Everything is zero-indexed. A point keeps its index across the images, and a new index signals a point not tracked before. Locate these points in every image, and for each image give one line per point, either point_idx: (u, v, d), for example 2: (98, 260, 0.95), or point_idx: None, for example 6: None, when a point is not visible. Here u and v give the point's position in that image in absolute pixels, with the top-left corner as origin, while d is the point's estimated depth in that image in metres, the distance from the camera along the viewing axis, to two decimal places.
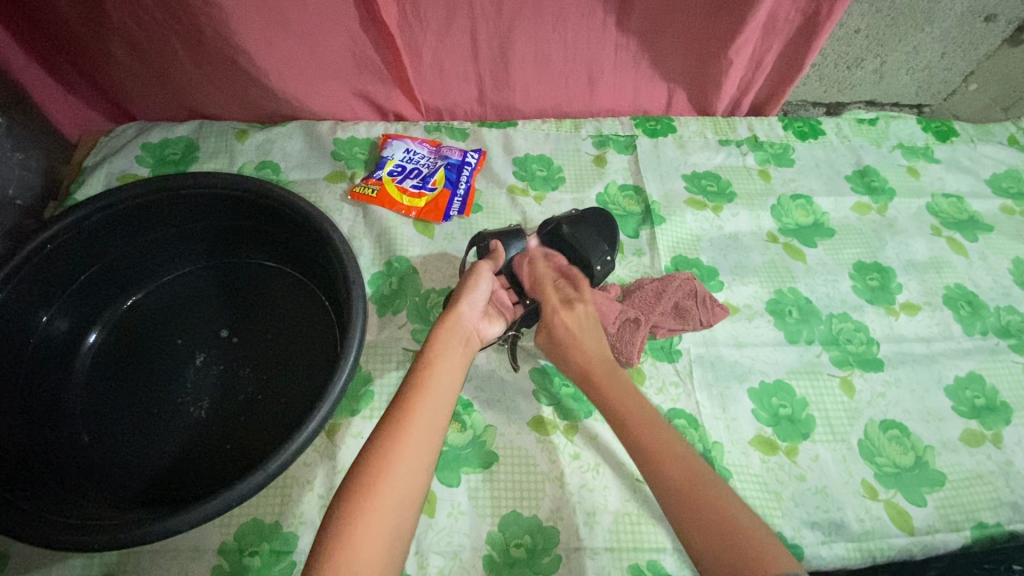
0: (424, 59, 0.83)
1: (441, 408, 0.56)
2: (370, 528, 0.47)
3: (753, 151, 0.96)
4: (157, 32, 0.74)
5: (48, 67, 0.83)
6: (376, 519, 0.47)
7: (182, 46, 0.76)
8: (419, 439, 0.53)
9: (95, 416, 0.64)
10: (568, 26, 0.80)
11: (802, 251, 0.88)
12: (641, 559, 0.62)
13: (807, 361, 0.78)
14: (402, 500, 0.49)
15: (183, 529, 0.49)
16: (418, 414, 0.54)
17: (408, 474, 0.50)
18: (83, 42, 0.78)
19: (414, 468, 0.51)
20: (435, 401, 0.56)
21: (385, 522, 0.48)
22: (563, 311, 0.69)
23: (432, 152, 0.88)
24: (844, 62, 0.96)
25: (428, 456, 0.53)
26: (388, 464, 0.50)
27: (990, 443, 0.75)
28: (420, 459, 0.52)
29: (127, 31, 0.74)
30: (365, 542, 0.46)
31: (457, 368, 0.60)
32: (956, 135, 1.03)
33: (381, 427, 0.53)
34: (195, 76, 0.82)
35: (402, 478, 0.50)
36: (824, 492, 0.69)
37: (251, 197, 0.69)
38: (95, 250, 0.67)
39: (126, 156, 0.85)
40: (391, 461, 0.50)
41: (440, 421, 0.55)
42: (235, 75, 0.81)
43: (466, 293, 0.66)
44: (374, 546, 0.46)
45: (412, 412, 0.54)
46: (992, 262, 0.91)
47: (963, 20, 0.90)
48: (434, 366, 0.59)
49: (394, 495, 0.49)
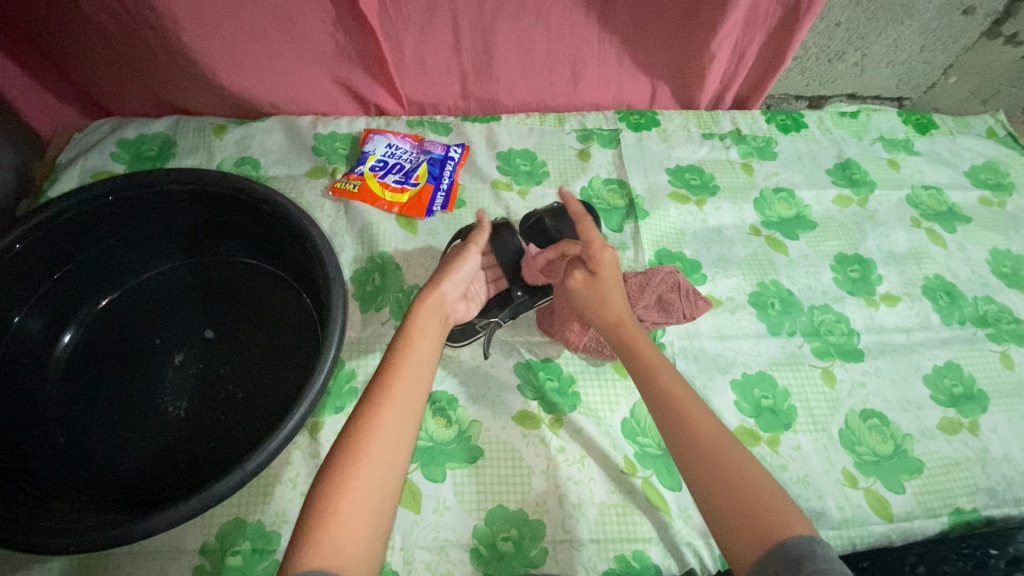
0: (405, 53, 0.83)
1: (423, 379, 0.53)
2: (354, 506, 0.44)
3: (736, 144, 0.97)
4: (129, 24, 0.72)
5: (18, 60, 0.81)
6: (360, 496, 0.45)
7: (157, 38, 0.75)
8: (399, 411, 0.50)
9: (70, 418, 0.63)
10: (551, 17, 0.80)
11: (784, 244, 0.88)
12: (626, 549, 0.62)
13: (789, 352, 0.78)
14: (386, 475, 0.47)
15: (159, 530, 0.48)
16: (395, 388, 0.51)
17: (390, 447, 0.48)
18: (55, 33, 0.76)
19: (396, 441, 0.48)
20: (415, 373, 0.53)
21: (369, 499, 0.45)
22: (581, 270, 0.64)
23: (414, 147, 0.87)
24: (825, 55, 0.97)
25: (411, 425, 0.50)
26: (369, 438, 0.48)
27: (967, 430, 0.76)
28: (403, 431, 0.49)
29: (99, 23, 0.73)
30: (350, 520, 0.44)
31: (437, 341, 0.59)
32: (936, 127, 1.05)
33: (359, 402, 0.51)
34: (172, 70, 0.81)
35: (386, 451, 0.47)
36: (805, 481, 0.70)
37: (229, 193, 0.68)
38: (66, 249, 0.66)
39: (102, 152, 0.83)
40: (371, 438, 0.48)
41: (421, 392, 0.53)
42: (215, 68, 0.80)
43: (450, 273, 0.65)
44: (361, 524, 0.44)
45: (390, 387, 0.51)
46: (970, 253, 0.92)
47: (943, 13, 0.91)
48: (410, 340, 0.56)
49: (379, 468, 0.47)
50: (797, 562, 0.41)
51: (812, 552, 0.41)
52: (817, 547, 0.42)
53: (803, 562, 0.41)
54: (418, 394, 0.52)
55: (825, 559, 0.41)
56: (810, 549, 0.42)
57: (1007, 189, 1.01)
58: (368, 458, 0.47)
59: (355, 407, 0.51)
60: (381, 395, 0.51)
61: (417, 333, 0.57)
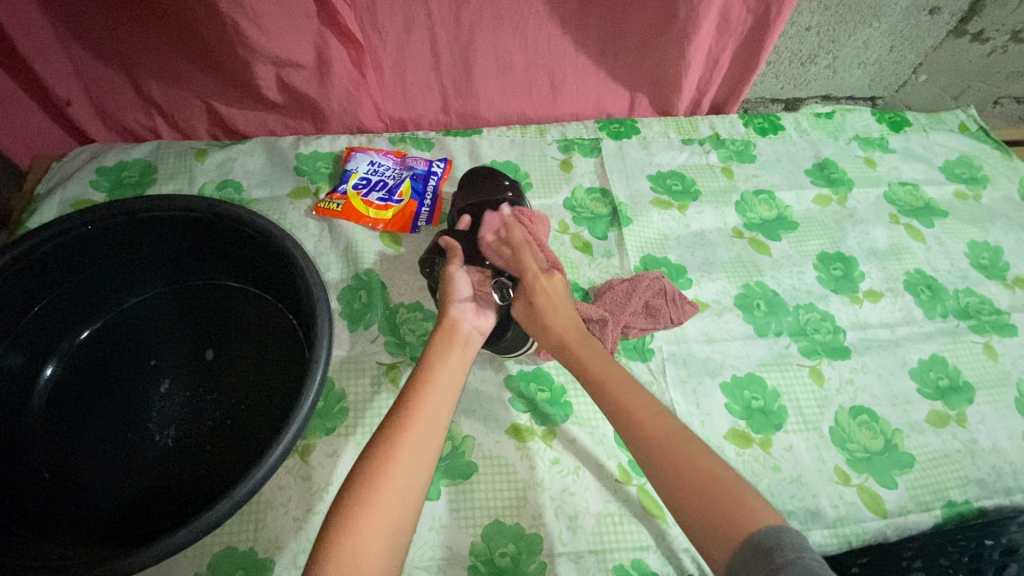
0: (385, 70, 0.84)
1: (442, 407, 0.56)
2: (374, 519, 0.46)
3: (715, 149, 0.98)
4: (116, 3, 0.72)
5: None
6: (382, 509, 0.47)
7: (144, 21, 0.74)
8: (425, 427, 0.53)
9: (56, 452, 0.62)
10: (528, 31, 0.81)
11: (767, 245, 0.89)
12: (624, 559, 0.62)
13: (776, 353, 0.79)
14: (405, 498, 0.49)
15: (148, 564, 0.47)
16: (422, 408, 0.54)
17: (411, 470, 0.50)
18: (32, 46, 0.74)
19: (417, 464, 0.51)
20: (439, 396, 0.56)
21: (388, 519, 0.47)
22: (543, 277, 0.68)
23: (397, 163, 0.87)
24: (797, 58, 0.99)
25: (434, 445, 0.53)
26: (393, 453, 0.50)
27: (955, 423, 0.77)
28: (422, 454, 0.51)
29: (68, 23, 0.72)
30: (371, 532, 0.46)
31: (459, 368, 0.61)
32: (909, 125, 1.07)
33: (387, 416, 0.54)
34: (159, 70, 0.80)
35: (408, 466, 0.50)
36: (799, 481, 0.70)
37: (211, 217, 0.67)
38: (47, 281, 0.65)
39: (81, 180, 0.83)
40: (396, 451, 0.50)
41: (444, 412, 0.56)
42: (198, 68, 0.80)
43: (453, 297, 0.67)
44: (380, 538, 0.46)
45: (410, 411, 0.54)
46: (949, 247, 0.94)
47: (910, 14, 0.94)
48: (437, 365, 0.59)
49: (401, 482, 0.49)
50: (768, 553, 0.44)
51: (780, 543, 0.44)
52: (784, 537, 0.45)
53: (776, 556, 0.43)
54: (440, 418, 0.55)
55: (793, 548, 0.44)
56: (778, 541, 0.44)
57: (981, 182, 1.03)
58: (388, 480, 0.49)
59: (383, 421, 0.54)
60: (407, 415, 0.53)
61: (439, 356, 0.60)
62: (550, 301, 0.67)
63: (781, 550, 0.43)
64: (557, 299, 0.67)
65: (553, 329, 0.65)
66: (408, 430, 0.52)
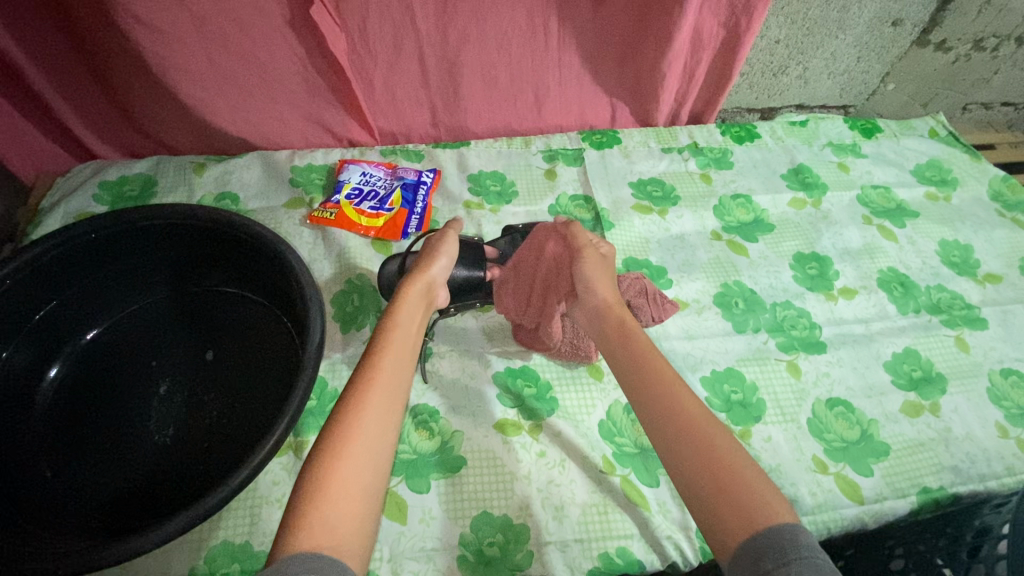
0: (376, 87, 0.88)
1: (405, 362, 0.56)
2: (343, 482, 0.46)
3: (694, 156, 1.02)
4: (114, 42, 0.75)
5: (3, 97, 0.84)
6: (350, 471, 0.46)
7: None
8: (387, 389, 0.53)
9: (57, 452, 0.64)
10: (511, 48, 0.85)
11: (744, 247, 0.93)
12: (609, 547, 0.64)
13: (755, 348, 0.82)
14: (374, 451, 0.49)
15: (147, 549, 0.50)
16: (382, 371, 0.54)
17: (379, 422, 0.50)
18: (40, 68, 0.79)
19: (382, 423, 0.50)
20: (398, 359, 0.56)
21: (361, 472, 0.47)
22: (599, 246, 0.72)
23: (388, 174, 0.91)
24: (770, 69, 1.04)
25: (396, 406, 0.52)
26: (356, 416, 0.50)
27: (928, 412, 0.80)
28: (386, 415, 0.51)
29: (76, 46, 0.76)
30: (341, 496, 0.45)
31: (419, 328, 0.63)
32: (881, 131, 1.12)
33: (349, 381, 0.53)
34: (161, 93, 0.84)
35: (372, 425, 0.50)
36: (777, 470, 0.72)
37: (209, 225, 0.71)
38: (51, 286, 0.68)
39: (84, 195, 0.86)
40: (359, 413, 0.50)
41: (405, 374, 0.55)
42: None
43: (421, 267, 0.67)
44: (351, 500, 0.45)
45: (375, 367, 0.54)
46: (920, 245, 0.98)
47: (873, 26, 0.99)
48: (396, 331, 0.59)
49: (367, 442, 0.48)
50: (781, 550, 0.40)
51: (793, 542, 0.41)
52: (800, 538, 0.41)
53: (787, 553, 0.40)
54: (400, 380, 0.54)
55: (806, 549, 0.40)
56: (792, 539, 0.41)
57: (951, 184, 1.07)
58: (358, 433, 0.49)
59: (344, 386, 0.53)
60: (368, 379, 0.53)
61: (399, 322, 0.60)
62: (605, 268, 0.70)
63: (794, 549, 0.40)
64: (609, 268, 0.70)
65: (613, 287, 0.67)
66: (369, 392, 0.52)
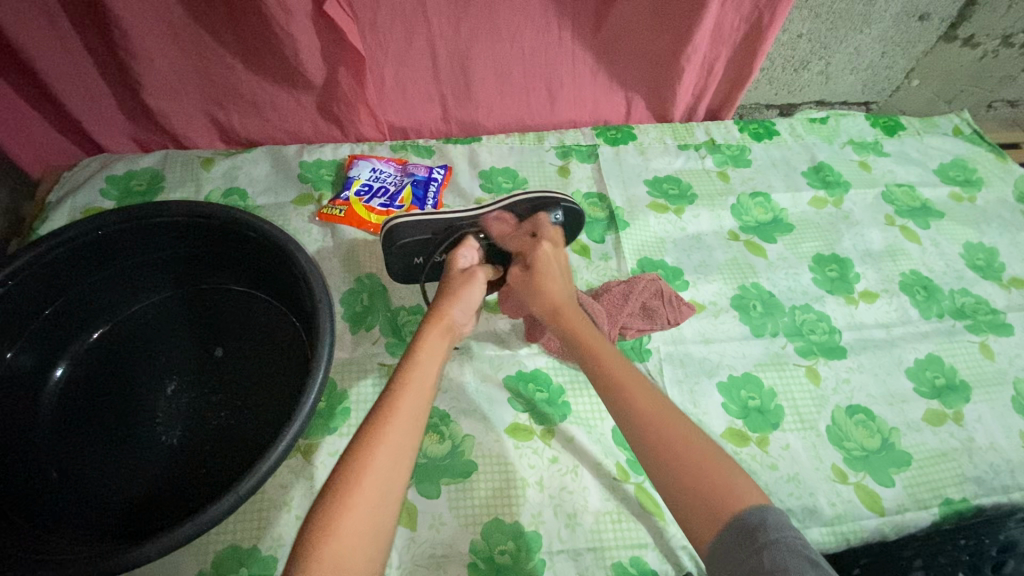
0: (386, 80, 0.86)
1: (426, 398, 0.55)
2: (355, 518, 0.46)
3: (711, 154, 1.00)
4: (118, 33, 0.73)
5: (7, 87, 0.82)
6: (363, 509, 0.47)
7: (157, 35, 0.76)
8: (406, 424, 0.52)
9: (65, 451, 0.64)
10: (525, 42, 0.83)
11: (763, 248, 0.91)
12: (623, 557, 0.63)
13: (773, 353, 0.80)
14: (387, 488, 0.49)
15: (152, 559, 0.49)
16: (402, 407, 0.53)
17: (394, 462, 0.50)
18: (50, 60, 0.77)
19: (398, 459, 0.50)
20: (419, 391, 0.55)
21: (370, 513, 0.47)
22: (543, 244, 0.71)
23: (398, 170, 0.89)
24: (790, 65, 1.01)
25: (412, 441, 0.52)
26: (373, 452, 0.49)
27: (951, 421, 0.78)
28: (403, 451, 0.51)
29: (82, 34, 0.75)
30: (353, 534, 0.46)
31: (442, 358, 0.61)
32: (903, 129, 1.09)
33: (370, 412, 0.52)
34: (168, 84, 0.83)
35: (388, 463, 0.49)
36: (796, 479, 0.71)
37: (218, 223, 0.69)
38: (58, 284, 0.67)
39: (91, 189, 0.85)
40: (377, 451, 0.49)
41: (424, 407, 0.54)
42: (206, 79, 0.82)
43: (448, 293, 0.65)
44: (362, 537, 0.46)
45: (396, 399, 0.53)
46: (945, 248, 0.95)
47: (899, 20, 0.95)
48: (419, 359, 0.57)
49: (381, 481, 0.48)
50: (751, 533, 0.44)
51: (765, 522, 0.45)
52: (769, 515, 0.45)
53: (758, 534, 0.44)
54: (420, 413, 0.54)
55: (776, 527, 0.44)
56: (762, 519, 0.45)
57: (976, 184, 1.04)
58: (373, 472, 0.48)
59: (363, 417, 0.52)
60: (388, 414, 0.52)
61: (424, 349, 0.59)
62: (547, 269, 0.69)
63: (764, 530, 0.44)
64: (553, 265, 0.70)
65: (548, 292, 0.67)
66: (388, 428, 0.51)
